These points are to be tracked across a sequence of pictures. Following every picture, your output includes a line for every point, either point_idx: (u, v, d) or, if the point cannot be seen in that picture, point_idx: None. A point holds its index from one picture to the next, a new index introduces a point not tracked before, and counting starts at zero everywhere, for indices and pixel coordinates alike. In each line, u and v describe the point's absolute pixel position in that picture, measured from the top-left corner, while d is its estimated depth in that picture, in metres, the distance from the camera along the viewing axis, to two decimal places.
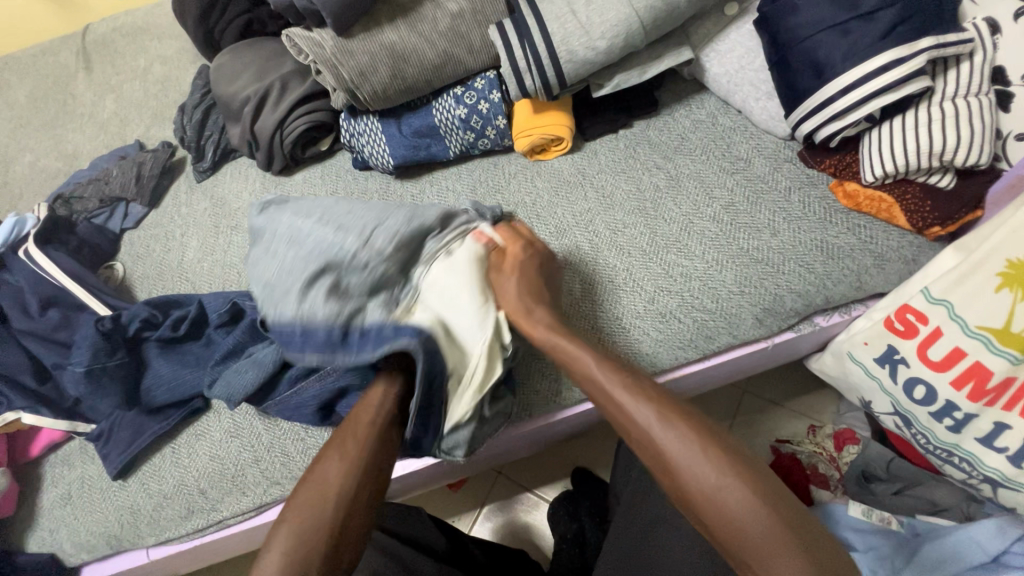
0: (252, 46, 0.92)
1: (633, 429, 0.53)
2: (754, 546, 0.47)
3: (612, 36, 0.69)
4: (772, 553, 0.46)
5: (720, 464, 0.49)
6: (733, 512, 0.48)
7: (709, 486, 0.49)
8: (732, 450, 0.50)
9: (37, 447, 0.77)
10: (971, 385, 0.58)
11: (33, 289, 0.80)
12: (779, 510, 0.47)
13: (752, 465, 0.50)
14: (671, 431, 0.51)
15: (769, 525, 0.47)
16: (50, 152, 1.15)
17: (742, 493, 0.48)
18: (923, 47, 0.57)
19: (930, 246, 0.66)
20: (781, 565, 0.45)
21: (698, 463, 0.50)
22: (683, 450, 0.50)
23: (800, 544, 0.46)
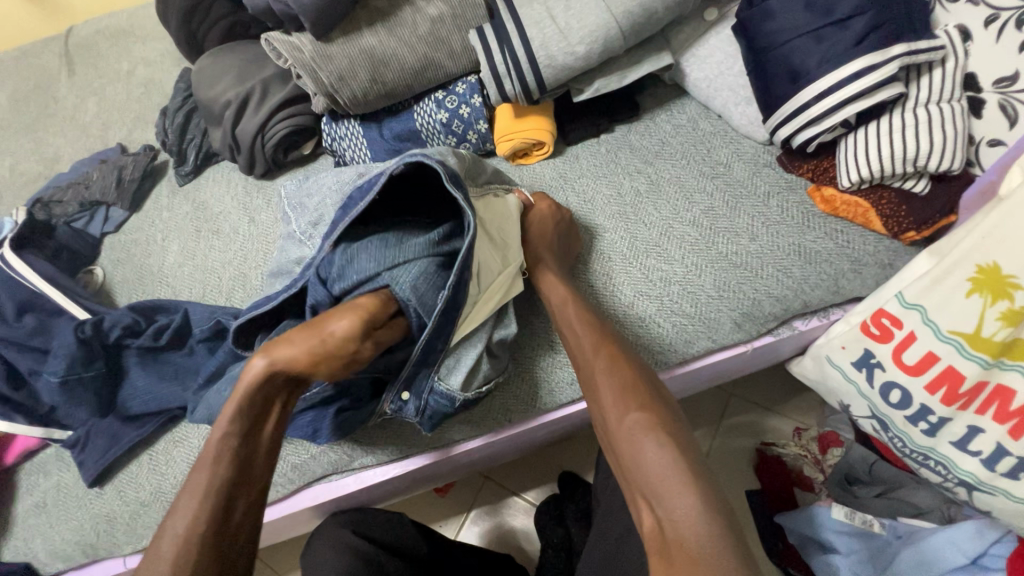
0: (234, 49, 0.91)
1: (585, 374, 0.58)
2: (657, 485, 0.48)
3: (590, 41, 0.69)
4: (671, 493, 0.47)
5: (647, 412, 0.52)
6: (647, 453, 0.50)
7: (631, 428, 0.52)
8: (663, 407, 0.53)
9: (12, 454, 0.76)
10: (944, 389, 0.58)
11: (9, 294, 0.79)
12: (688, 461, 0.49)
13: (678, 424, 0.52)
14: (612, 380, 0.55)
15: (673, 470, 0.48)
16: (31, 155, 1.14)
17: (659, 439, 0.50)
18: (895, 54, 0.57)
19: (906, 250, 0.67)
20: (676, 508, 0.46)
21: (627, 406, 0.53)
22: (615, 395, 0.54)
23: (702, 492, 0.47)
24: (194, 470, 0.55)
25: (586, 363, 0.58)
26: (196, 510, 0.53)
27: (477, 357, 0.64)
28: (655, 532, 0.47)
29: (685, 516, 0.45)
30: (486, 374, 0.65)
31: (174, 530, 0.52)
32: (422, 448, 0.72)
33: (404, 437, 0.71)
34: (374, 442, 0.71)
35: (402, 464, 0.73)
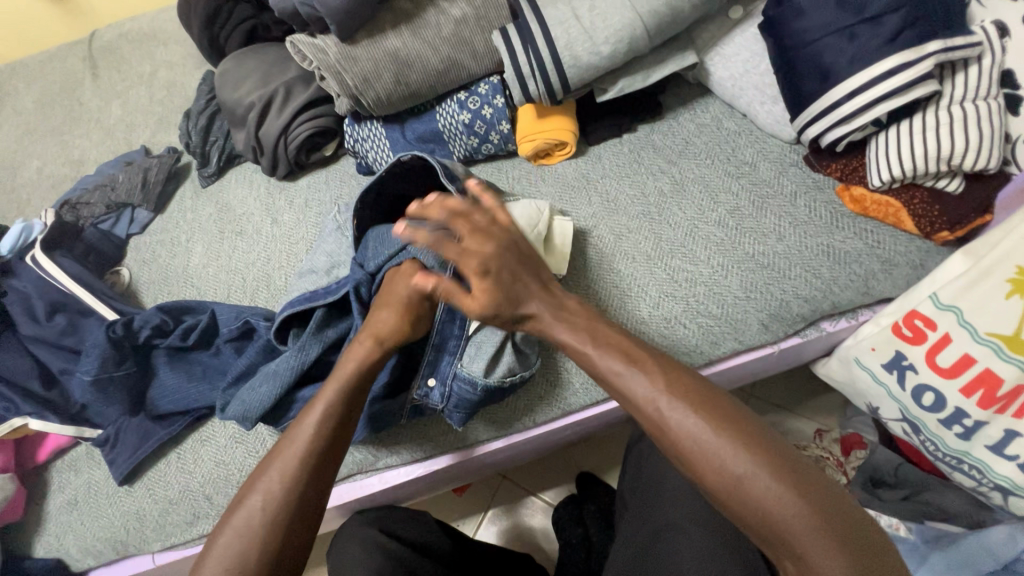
0: (257, 52, 0.92)
1: (657, 427, 0.50)
2: (791, 539, 0.43)
3: (616, 41, 0.69)
4: (812, 546, 0.42)
5: (750, 458, 0.45)
6: (766, 504, 0.44)
7: (739, 484, 0.45)
8: (761, 441, 0.47)
9: (44, 452, 0.77)
10: (981, 392, 0.57)
11: (40, 295, 0.80)
12: (815, 503, 0.43)
13: (783, 452, 0.46)
14: (696, 426, 0.47)
15: (806, 518, 0.43)
16: (57, 157, 1.16)
17: (772, 483, 0.44)
18: (930, 51, 0.56)
19: (938, 250, 0.66)
20: (822, 560, 0.42)
21: (726, 462, 0.46)
22: (711, 448, 0.47)
23: (841, 531, 0.43)
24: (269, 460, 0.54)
25: (656, 419, 0.50)
26: (282, 492, 0.52)
27: (499, 344, 0.65)
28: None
29: (835, 567, 0.41)
30: (510, 363, 0.65)
31: (257, 506, 0.52)
32: (445, 449, 0.72)
33: (428, 437, 0.71)
34: (399, 442, 0.72)
35: (425, 465, 0.73)
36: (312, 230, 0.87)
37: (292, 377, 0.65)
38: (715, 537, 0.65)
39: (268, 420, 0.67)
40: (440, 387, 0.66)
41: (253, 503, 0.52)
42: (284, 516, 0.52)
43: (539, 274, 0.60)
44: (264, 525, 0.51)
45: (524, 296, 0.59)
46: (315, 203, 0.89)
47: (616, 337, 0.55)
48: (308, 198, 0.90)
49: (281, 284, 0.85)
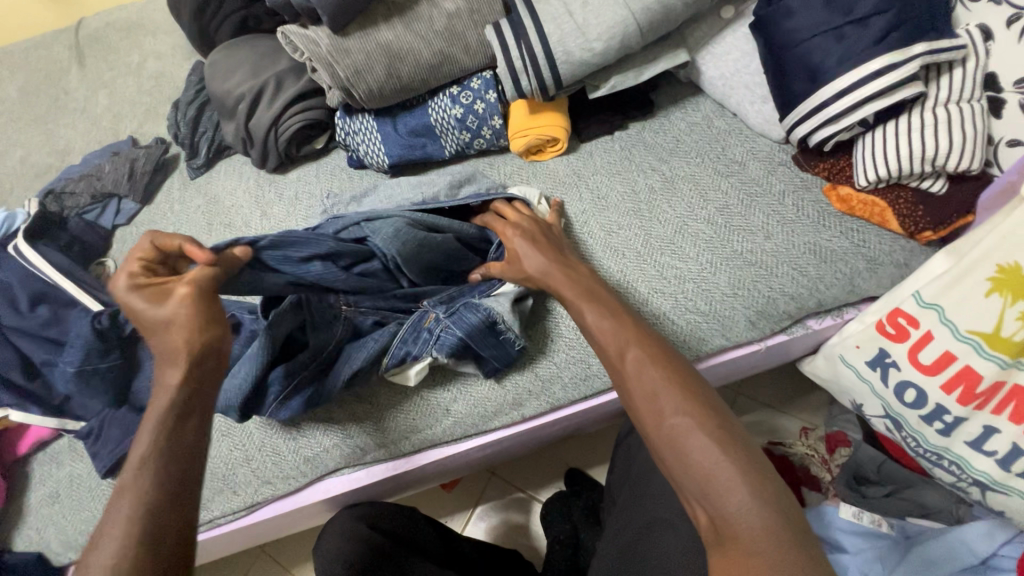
0: (248, 42, 0.91)
1: (616, 373, 0.53)
2: (708, 488, 0.44)
3: (608, 38, 0.69)
4: (726, 497, 0.43)
5: (689, 412, 0.47)
6: (690, 452, 0.45)
7: (671, 430, 0.47)
8: (707, 401, 0.48)
9: (25, 444, 0.76)
10: (961, 389, 0.58)
11: (22, 284, 0.79)
12: (740, 463, 0.44)
13: (722, 417, 0.47)
14: (648, 376, 0.50)
15: (727, 471, 0.44)
16: (42, 147, 1.14)
17: (700, 433, 0.46)
18: (916, 53, 0.57)
19: (922, 250, 0.67)
20: (734, 513, 0.42)
21: (665, 410, 0.48)
22: (653, 396, 0.49)
23: (759, 492, 0.43)
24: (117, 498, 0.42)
25: (615, 366, 0.53)
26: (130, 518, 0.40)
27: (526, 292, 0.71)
28: (713, 532, 0.44)
29: (742, 518, 0.42)
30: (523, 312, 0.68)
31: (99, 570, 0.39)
32: (433, 443, 0.72)
33: (414, 431, 0.71)
34: (387, 436, 0.71)
35: (412, 459, 0.73)
36: (301, 223, 0.87)
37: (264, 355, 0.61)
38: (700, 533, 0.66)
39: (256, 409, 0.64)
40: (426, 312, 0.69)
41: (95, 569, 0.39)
42: (135, 560, 0.39)
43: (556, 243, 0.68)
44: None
45: (527, 254, 0.64)
46: (305, 196, 0.89)
47: (592, 297, 0.59)
48: (298, 191, 0.89)
49: None
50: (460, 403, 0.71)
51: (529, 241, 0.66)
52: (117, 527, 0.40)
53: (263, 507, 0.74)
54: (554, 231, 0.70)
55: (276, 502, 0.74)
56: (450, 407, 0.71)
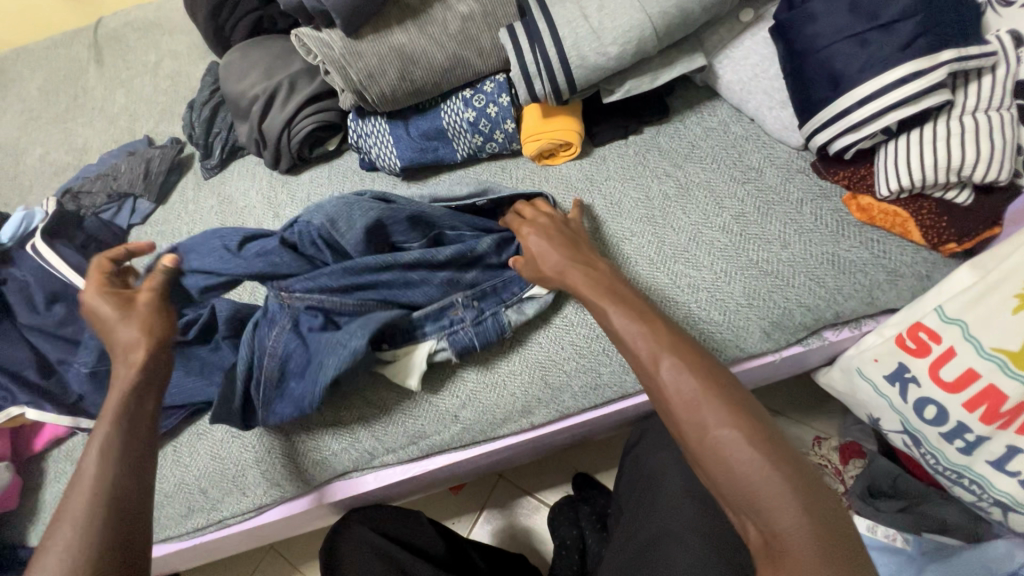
0: (262, 43, 0.91)
1: (649, 382, 0.51)
2: (757, 504, 0.43)
3: (624, 42, 0.68)
4: (777, 513, 0.42)
5: (733, 424, 0.45)
6: (737, 467, 0.44)
7: (716, 442, 0.45)
8: (750, 412, 0.46)
9: (40, 441, 0.77)
10: (984, 408, 0.57)
11: (39, 283, 0.80)
12: (790, 477, 0.43)
13: (768, 428, 0.46)
14: (689, 387, 0.48)
15: (777, 486, 0.42)
16: (60, 145, 1.15)
17: (747, 447, 0.44)
18: (944, 60, 0.55)
19: (945, 262, 0.65)
20: (785, 530, 0.41)
21: (709, 421, 0.46)
22: (694, 407, 0.47)
23: (811, 508, 0.42)
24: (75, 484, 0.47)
25: (648, 374, 0.51)
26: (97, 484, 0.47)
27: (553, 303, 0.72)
28: (764, 547, 0.43)
29: (795, 535, 0.41)
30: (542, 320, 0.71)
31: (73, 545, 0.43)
32: (440, 449, 0.72)
33: (420, 436, 0.71)
34: (394, 441, 0.71)
35: (419, 463, 0.73)
36: None
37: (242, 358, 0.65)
38: (713, 548, 0.65)
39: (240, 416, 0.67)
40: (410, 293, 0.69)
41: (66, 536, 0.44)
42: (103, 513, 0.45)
43: (579, 245, 0.67)
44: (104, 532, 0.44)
45: (549, 254, 0.65)
46: (316, 198, 0.89)
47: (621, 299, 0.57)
48: (310, 192, 0.90)
49: None
50: (467, 409, 0.71)
51: (545, 242, 0.67)
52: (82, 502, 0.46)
53: (272, 509, 0.75)
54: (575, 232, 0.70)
55: (284, 504, 0.75)
56: (457, 413, 0.71)
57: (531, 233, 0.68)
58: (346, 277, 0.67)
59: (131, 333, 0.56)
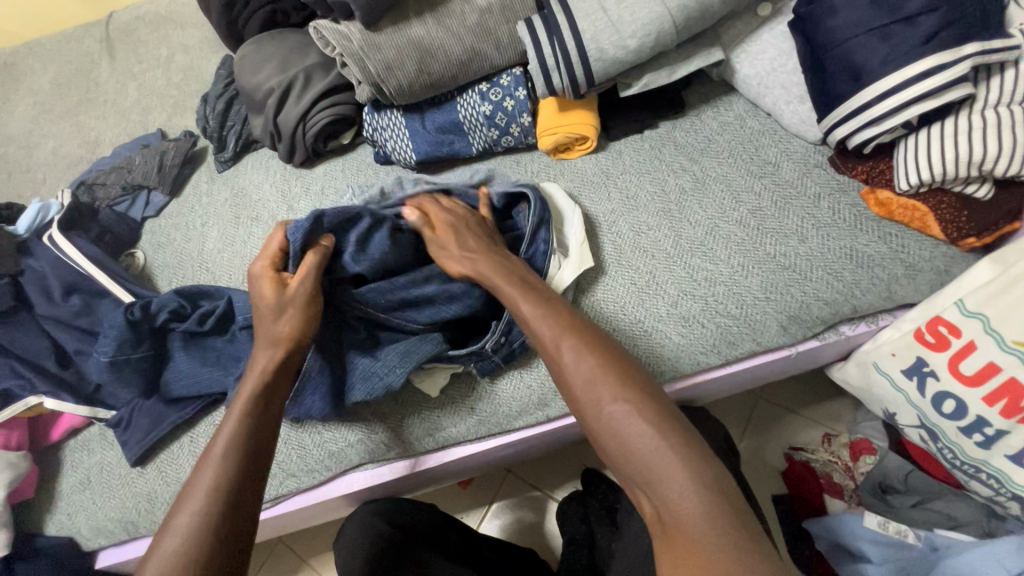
0: (277, 36, 0.91)
1: (553, 367, 0.55)
2: (649, 474, 0.46)
3: (643, 35, 0.68)
4: (665, 480, 0.45)
5: (626, 399, 0.50)
6: (631, 439, 0.48)
7: (610, 417, 0.49)
8: (642, 388, 0.51)
9: (57, 431, 0.78)
10: (1004, 401, 0.57)
11: (56, 274, 0.80)
12: (676, 445, 0.47)
13: (658, 403, 0.50)
14: (586, 368, 0.52)
15: (664, 453, 0.46)
16: (73, 138, 1.16)
17: (640, 420, 0.48)
18: (967, 54, 0.55)
19: (964, 257, 0.65)
20: (673, 494, 0.45)
21: (604, 398, 0.50)
22: (590, 386, 0.51)
23: (696, 472, 0.45)
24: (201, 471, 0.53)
25: (552, 356, 0.55)
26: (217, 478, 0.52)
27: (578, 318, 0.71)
28: (656, 518, 0.46)
29: (678, 499, 0.44)
30: None
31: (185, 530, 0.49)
32: (455, 442, 0.72)
33: (435, 428, 0.71)
34: (409, 433, 0.71)
35: (435, 456, 0.74)
36: None
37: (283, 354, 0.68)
38: None
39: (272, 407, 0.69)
40: (451, 305, 0.68)
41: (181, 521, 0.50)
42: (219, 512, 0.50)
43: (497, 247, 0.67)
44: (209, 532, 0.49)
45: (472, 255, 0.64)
46: (331, 191, 0.89)
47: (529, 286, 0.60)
48: (324, 186, 0.90)
49: None
50: (484, 402, 0.71)
51: (461, 241, 0.66)
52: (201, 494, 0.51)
53: (287, 500, 0.75)
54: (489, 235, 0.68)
55: (299, 495, 0.75)
56: (474, 405, 0.71)
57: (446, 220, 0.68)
58: (390, 291, 0.67)
59: (283, 327, 0.62)
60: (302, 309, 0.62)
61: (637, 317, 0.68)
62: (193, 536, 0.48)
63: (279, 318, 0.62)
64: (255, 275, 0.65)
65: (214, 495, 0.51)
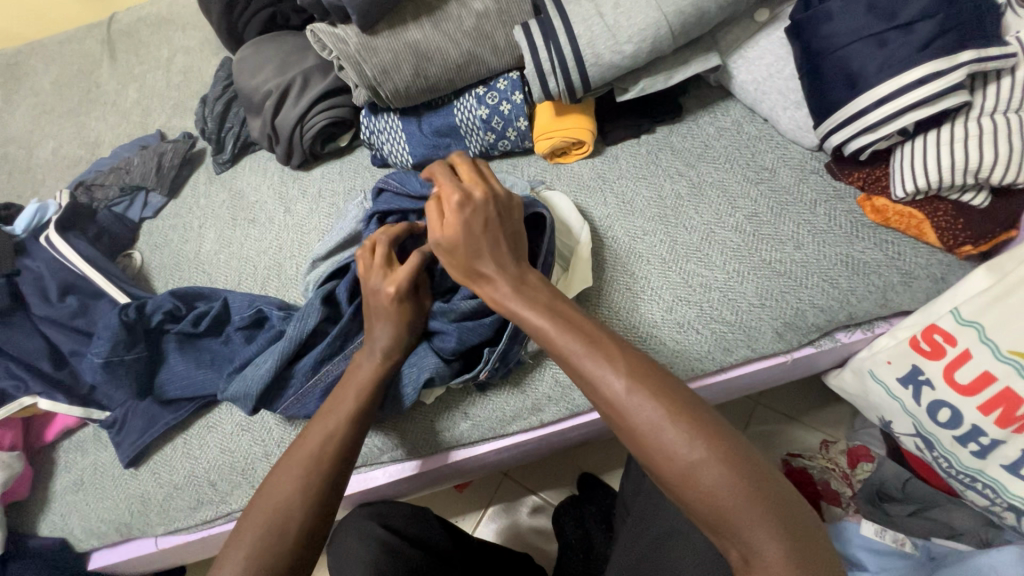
0: (276, 39, 0.92)
1: (617, 418, 0.48)
2: (737, 527, 0.43)
3: (640, 40, 0.67)
4: (755, 535, 0.43)
5: (709, 449, 0.45)
6: (719, 494, 0.44)
7: (692, 473, 0.44)
8: (723, 434, 0.46)
9: (51, 432, 0.78)
10: (1000, 411, 0.56)
11: (52, 275, 0.81)
12: (764, 496, 0.44)
13: (739, 448, 0.46)
14: (658, 417, 0.46)
15: (752, 507, 0.43)
16: (73, 139, 1.16)
17: (726, 472, 0.44)
18: (963, 61, 0.55)
19: (961, 264, 0.64)
20: (767, 549, 0.42)
21: (686, 451, 0.45)
22: (664, 437, 0.46)
23: (786, 523, 0.43)
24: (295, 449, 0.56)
25: (612, 404, 0.48)
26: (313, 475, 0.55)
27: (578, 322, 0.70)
28: (743, 566, 0.44)
29: (775, 556, 0.42)
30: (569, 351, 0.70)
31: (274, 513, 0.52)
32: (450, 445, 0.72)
33: (430, 434, 0.71)
34: (403, 438, 0.71)
35: (428, 459, 0.73)
36: (325, 221, 0.87)
37: (286, 348, 0.67)
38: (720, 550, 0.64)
39: (267, 401, 0.69)
40: (452, 337, 0.66)
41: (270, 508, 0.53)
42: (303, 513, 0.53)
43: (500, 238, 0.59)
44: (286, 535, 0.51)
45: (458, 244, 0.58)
46: (328, 193, 0.89)
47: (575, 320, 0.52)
48: (321, 188, 0.90)
49: (292, 273, 0.84)
50: (479, 406, 0.71)
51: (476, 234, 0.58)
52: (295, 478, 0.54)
53: None
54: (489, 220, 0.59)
55: None
56: (468, 409, 0.71)
57: (454, 219, 0.58)
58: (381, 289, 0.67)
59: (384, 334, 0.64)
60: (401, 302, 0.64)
61: (633, 323, 0.68)
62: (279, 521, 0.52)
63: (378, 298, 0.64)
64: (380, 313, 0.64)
65: (298, 514, 0.52)
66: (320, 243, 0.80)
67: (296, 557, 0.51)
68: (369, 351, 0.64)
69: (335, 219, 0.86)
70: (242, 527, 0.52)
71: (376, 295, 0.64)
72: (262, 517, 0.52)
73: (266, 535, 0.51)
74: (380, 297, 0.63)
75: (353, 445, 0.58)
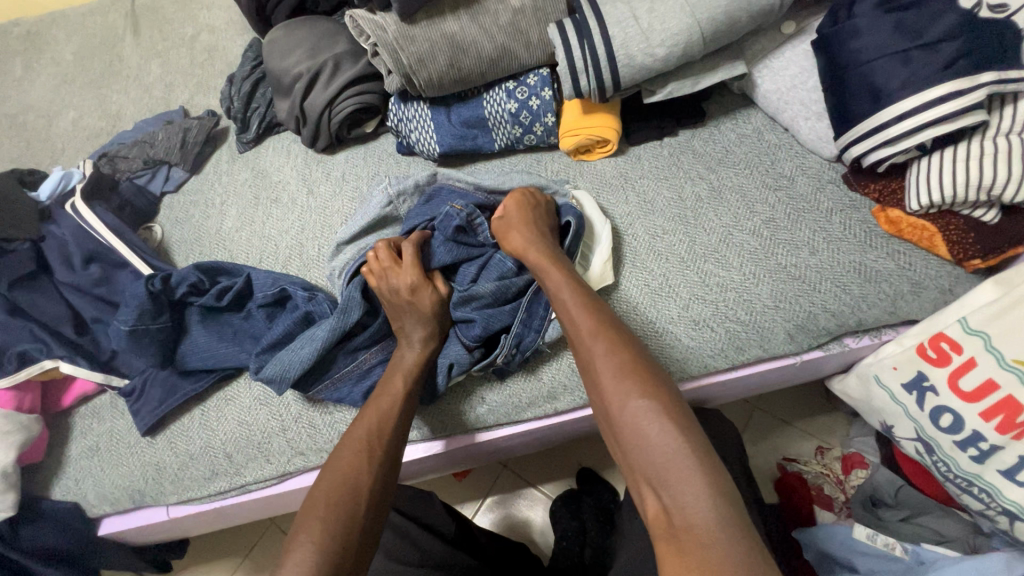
0: (309, 22, 0.93)
1: (586, 358, 0.57)
2: (664, 473, 0.47)
3: (671, 45, 0.70)
4: (681, 488, 0.46)
5: (656, 401, 0.50)
6: (650, 438, 0.49)
7: (633, 411, 0.51)
8: (669, 394, 0.52)
9: (69, 397, 0.79)
10: (1001, 417, 0.59)
11: (77, 242, 0.81)
12: (700, 455, 0.47)
13: (684, 413, 0.51)
14: (616, 359, 0.54)
15: (683, 457, 0.47)
16: (94, 111, 1.17)
17: (662, 420, 0.49)
18: (984, 82, 0.57)
19: (968, 278, 0.67)
20: (686, 501, 0.45)
21: (629, 392, 0.51)
22: (616, 380, 0.53)
23: (713, 483, 0.46)
24: (351, 430, 0.63)
25: (584, 348, 0.57)
26: (365, 452, 0.60)
27: None
28: (661, 519, 0.47)
29: (691, 502, 0.45)
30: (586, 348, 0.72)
31: (332, 488, 0.57)
32: (470, 430, 0.73)
33: (447, 419, 0.73)
34: (420, 420, 0.73)
35: (442, 442, 0.75)
36: (348, 205, 0.88)
37: (331, 338, 0.68)
38: None
39: (301, 383, 0.71)
40: (478, 324, 0.69)
41: (329, 482, 0.58)
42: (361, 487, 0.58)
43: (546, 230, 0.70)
44: (347, 509, 0.56)
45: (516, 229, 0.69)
46: (352, 177, 0.90)
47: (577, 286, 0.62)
48: (345, 172, 0.91)
49: (314, 254, 0.85)
50: (494, 393, 0.72)
51: (528, 230, 0.69)
52: (349, 456, 0.60)
53: (293, 477, 0.76)
54: (550, 227, 0.71)
55: (305, 474, 0.76)
56: (484, 395, 0.73)
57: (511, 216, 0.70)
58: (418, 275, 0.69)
59: (413, 327, 0.69)
60: (421, 293, 0.69)
61: (649, 318, 0.70)
62: (339, 497, 0.57)
63: (399, 294, 0.69)
64: (405, 317, 0.69)
65: (357, 488, 0.58)
66: (343, 227, 0.82)
67: (366, 520, 0.57)
68: (407, 341, 0.70)
69: (358, 204, 0.87)
70: (312, 500, 0.57)
71: (396, 292, 0.69)
72: (331, 487, 0.57)
73: (338, 504, 0.56)
74: (399, 296, 0.69)
75: (408, 421, 0.65)
